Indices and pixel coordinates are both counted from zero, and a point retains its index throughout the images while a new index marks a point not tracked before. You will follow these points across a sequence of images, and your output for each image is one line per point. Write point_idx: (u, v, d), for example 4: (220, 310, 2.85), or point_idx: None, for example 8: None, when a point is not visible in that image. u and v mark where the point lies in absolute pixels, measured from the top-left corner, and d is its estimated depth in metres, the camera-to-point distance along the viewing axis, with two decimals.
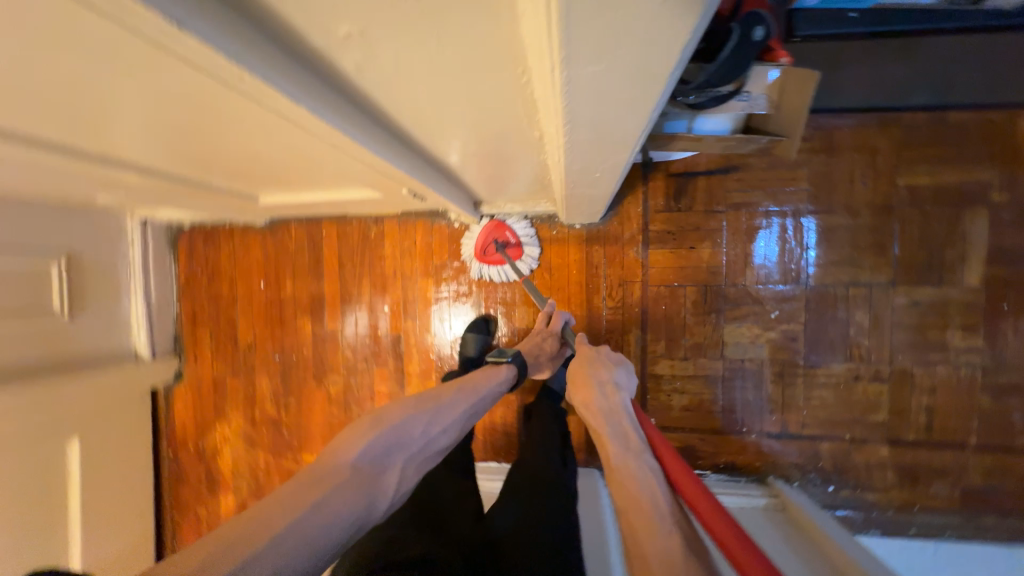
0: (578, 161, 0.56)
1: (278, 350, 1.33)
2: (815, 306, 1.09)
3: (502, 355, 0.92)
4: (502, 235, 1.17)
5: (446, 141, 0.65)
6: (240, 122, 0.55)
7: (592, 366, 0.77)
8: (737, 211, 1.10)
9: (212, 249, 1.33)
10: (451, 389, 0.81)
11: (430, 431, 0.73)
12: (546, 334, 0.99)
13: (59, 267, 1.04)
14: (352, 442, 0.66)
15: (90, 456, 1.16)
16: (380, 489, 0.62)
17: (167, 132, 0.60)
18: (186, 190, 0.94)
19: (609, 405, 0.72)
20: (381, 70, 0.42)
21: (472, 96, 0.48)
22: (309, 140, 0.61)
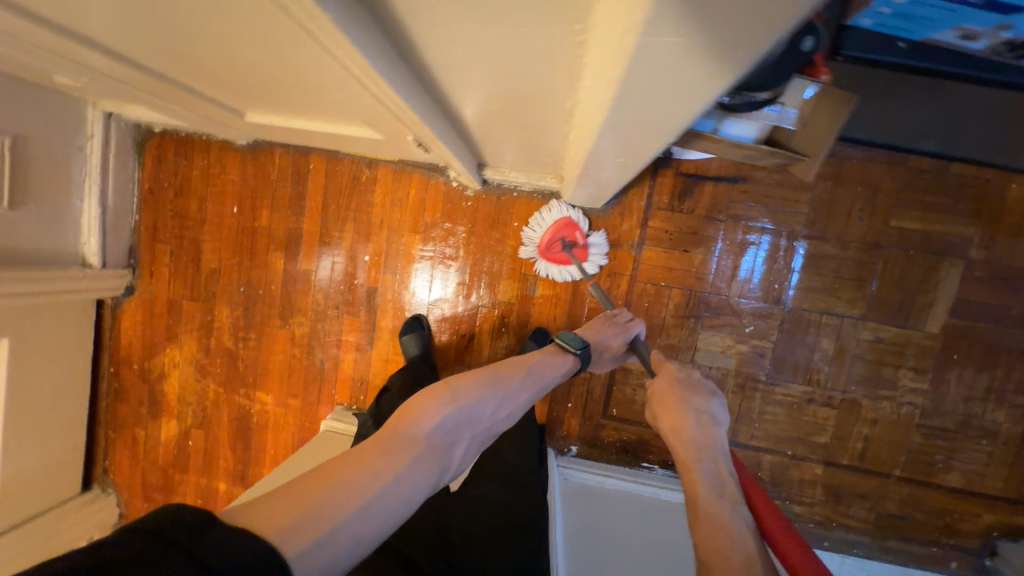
0: (611, 140, 0.53)
1: (244, 282, 1.25)
2: (788, 327, 1.12)
3: (571, 342, 0.87)
4: (572, 234, 1.12)
5: (469, 92, 0.60)
6: (244, 21, 0.48)
7: (690, 392, 0.73)
8: (736, 223, 1.10)
9: (184, 162, 1.22)
10: (523, 369, 0.78)
11: (497, 414, 0.71)
12: (622, 329, 0.92)
13: (0, 150, 0.91)
14: (428, 412, 0.64)
15: (19, 359, 1.07)
16: (448, 464, 0.63)
17: (152, 16, 0.52)
18: (159, 88, 0.83)
19: (703, 437, 0.67)
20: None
21: (518, 45, 0.43)
22: (319, 58, 0.55)
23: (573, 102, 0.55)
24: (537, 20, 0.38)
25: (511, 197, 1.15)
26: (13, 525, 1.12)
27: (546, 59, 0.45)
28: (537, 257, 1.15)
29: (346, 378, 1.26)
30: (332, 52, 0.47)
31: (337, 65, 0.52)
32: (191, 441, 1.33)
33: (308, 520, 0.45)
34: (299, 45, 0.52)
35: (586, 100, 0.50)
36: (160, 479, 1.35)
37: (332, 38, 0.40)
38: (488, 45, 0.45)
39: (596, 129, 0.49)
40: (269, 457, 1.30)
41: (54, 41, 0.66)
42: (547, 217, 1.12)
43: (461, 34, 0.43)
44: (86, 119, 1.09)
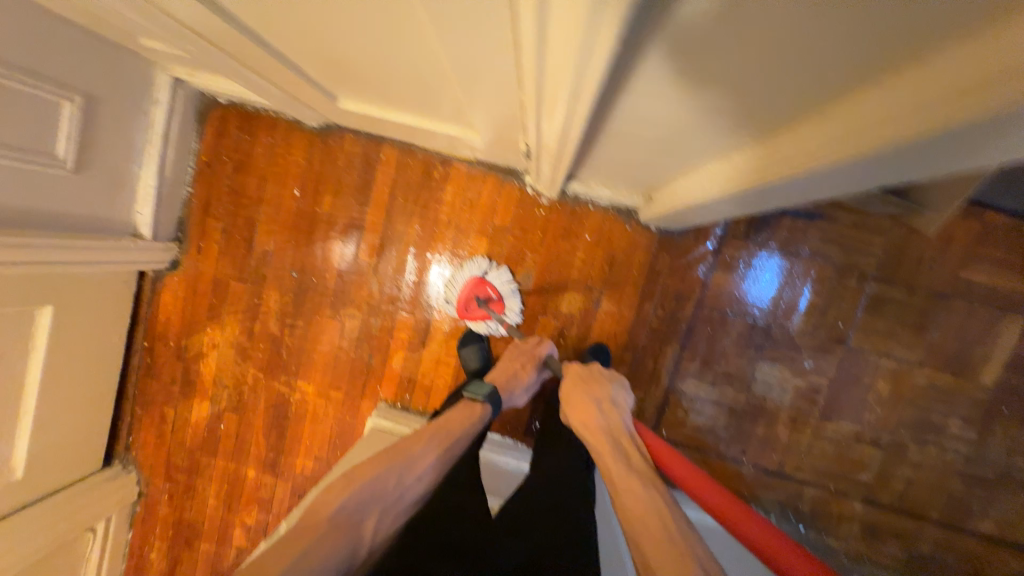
0: (798, 182, 0.51)
1: (296, 267, 1.21)
2: (847, 367, 1.14)
3: (477, 392, 0.94)
4: (484, 291, 1.14)
5: (635, 116, 0.58)
6: (453, 22, 0.45)
7: (587, 386, 0.86)
8: (810, 260, 1.12)
9: (247, 138, 1.17)
10: (426, 434, 0.84)
11: (405, 481, 0.76)
12: (529, 358, 1.02)
13: (68, 108, 0.86)
14: (330, 497, 0.71)
15: (62, 328, 1.02)
16: (358, 540, 0.68)
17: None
18: (265, 68, 0.77)
19: (608, 420, 0.80)
20: (706, 31, 0.35)
21: (754, 89, 0.42)
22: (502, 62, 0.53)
23: (755, 141, 0.54)
24: (811, 71, 0.36)
25: (585, 210, 1.14)
26: (27, 504, 1.06)
27: (770, 103, 0.44)
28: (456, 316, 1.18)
29: (393, 375, 1.23)
30: (546, 62, 0.45)
31: (528, 77, 0.50)
32: (223, 426, 1.28)
33: None
34: (493, 46, 0.49)
35: (787, 146, 0.48)
36: (185, 461, 1.31)
37: (586, 58, 0.38)
38: (717, 85, 0.43)
39: (797, 176, 0.48)
40: (304, 448, 1.27)
41: (181, 12, 0.62)
42: (456, 280, 1.15)
43: (698, 71, 0.41)
44: (154, 84, 1.05)
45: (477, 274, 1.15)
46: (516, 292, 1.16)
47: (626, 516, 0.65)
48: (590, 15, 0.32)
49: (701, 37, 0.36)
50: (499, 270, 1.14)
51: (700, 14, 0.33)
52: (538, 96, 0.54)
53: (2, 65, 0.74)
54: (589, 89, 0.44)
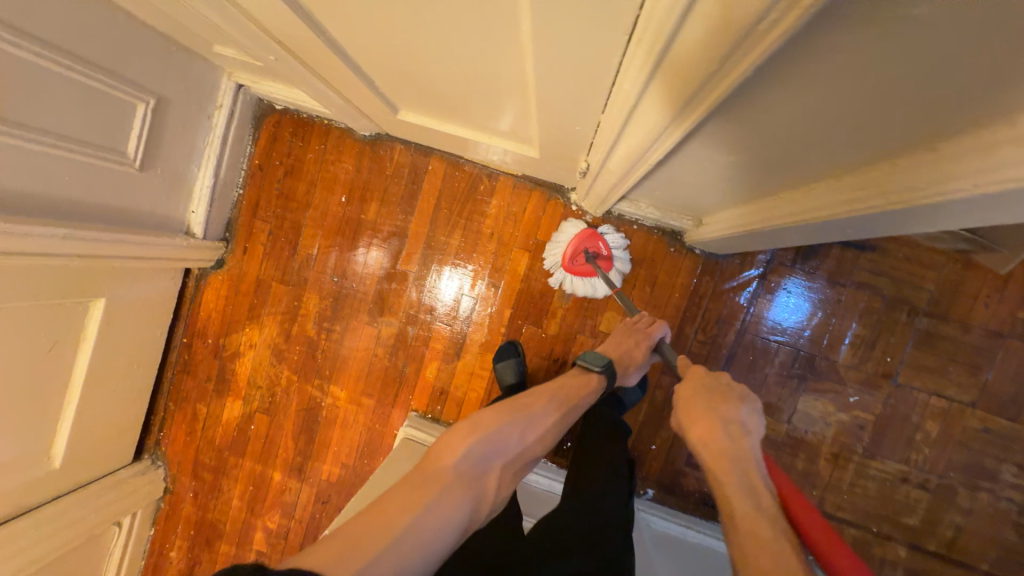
0: (896, 213, 0.50)
1: (337, 272, 1.22)
2: (894, 403, 1.10)
3: (594, 362, 0.87)
4: (597, 247, 1.10)
5: (716, 143, 0.58)
6: (554, 39, 0.46)
7: (711, 401, 0.71)
8: (858, 291, 1.10)
9: (300, 143, 1.20)
10: (544, 397, 0.78)
11: (524, 439, 0.72)
12: (642, 336, 0.95)
13: (142, 108, 0.90)
14: (453, 445, 0.66)
15: (110, 320, 1.04)
16: (483, 492, 0.63)
17: (439, 17, 0.50)
18: (338, 77, 0.79)
19: (737, 449, 0.65)
20: (843, 58, 0.34)
21: (870, 117, 0.41)
22: (594, 81, 0.53)
23: (851, 168, 0.53)
24: (943, 103, 0.36)
25: (630, 229, 1.14)
26: (54, 497, 1.06)
27: (882, 132, 0.43)
28: (557, 268, 1.13)
29: (426, 385, 1.22)
30: (654, 79, 0.45)
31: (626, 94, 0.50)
32: (253, 425, 1.29)
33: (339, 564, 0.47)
34: (591, 66, 0.50)
35: (897, 174, 0.47)
36: (212, 459, 1.31)
37: (716, 72, 0.37)
38: (830, 112, 0.42)
39: (904, 205, 0.47)
40: (332, 454, 1.26)
41: (272, 20, 0.64)
42: (567, 232, 1.10)
43: (814, 98, 0.41)
44: (220, 88, 1.08)
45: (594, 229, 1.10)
46: (626, 256, 1.12)
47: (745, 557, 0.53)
48: (747, 24, 0.31)
49: (826, 63, 0.36)
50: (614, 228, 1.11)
51: (835, 38, 0.33)
52: (629, 114, 0.54)
53: (88, 64, 0.77)
54: (699, 108, 0.44)
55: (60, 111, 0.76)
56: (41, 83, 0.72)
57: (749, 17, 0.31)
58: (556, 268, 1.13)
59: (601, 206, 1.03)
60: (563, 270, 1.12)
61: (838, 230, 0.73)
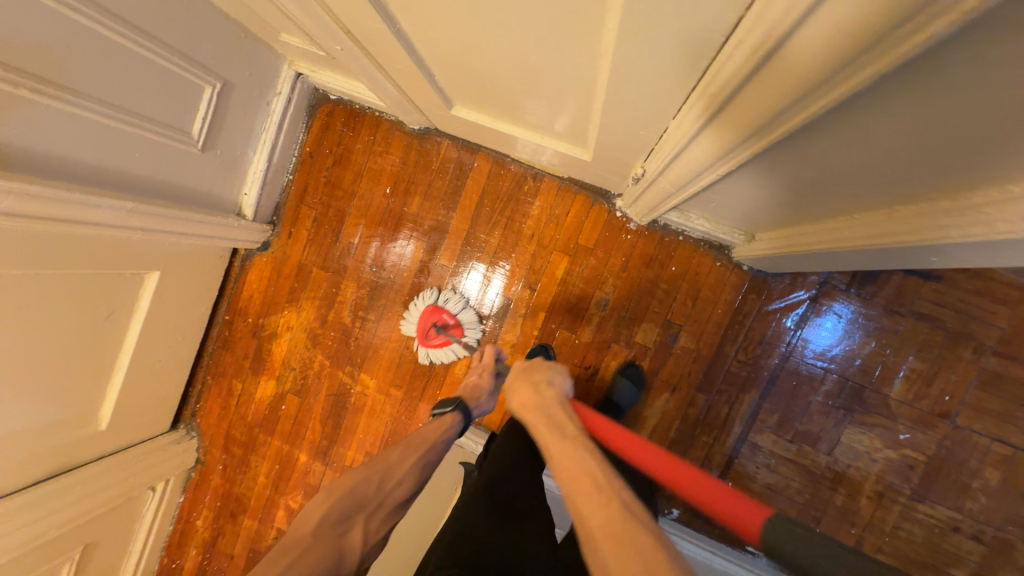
0: (1004, 243, 0.46)
1: (375, 263, 1.24)
2: (950, 445, 1.03)
3: (443, 407, 0.89)
4: (439, 317, 1.18)
5: (795, 158, 0.55)
6: (640, 43, 0.44)
7: (526, 374, 0.80)
8: (918, 322, 1.03)
9: (351, 133, 1.22)
10: (399, 444, 0.79)
11: (385, 485, 0.72)
12: (484, 366, 0.99)
13: (209, 92, 0.93)
14: (311, 510, 0.67)
15: (161, 293, 1.08)
16: (345, 549, 0.65)
17: (519, 10, 0.49)
18: (400, 70, 0.79)
19: (544, 399, 0.73)
20: (968, 78, 0.32)
21: (992, 140, 0.37)
22: (672, 87, 0.51)
23: (949, 193, 0.49)
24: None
25: (674, 240, 1.11)
26: (98, 457, 1.11)
27: (994, 156, 0.40)
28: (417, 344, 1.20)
29: (454, 381, 1.22)
30: (747, 88, 0.42)
31: (709, 101, 0.47)
32: (284, 406, 1.32)
33: None
34: (675, 71, 0.47)
35: (1012, 203, 0.43)
36: (243, 434, 1.35)
37: (828, 81, 0.35)
38: (933, 134, 0.40)
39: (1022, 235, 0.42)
40: (356, 440, 1.27)
41: (347, 9, 0.64)
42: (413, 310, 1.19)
43: (927, 118, 0.38)
44: (280, 76, 1.12)
45: (430, 303, 1.19)
46: (472, 317, 1.18)
47: (561, 480, 0.57)
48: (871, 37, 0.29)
49: (941, 85, 0.33)
50: (456, 299, 1.18)
51: (955, 60, 0.31)
52: (702, 125, 0.52)
53: (164, 47, 0.81)
54: (794, 121, 0.41)
55: (136, 89, 0.80)
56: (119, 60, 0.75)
57: (878, 29, 0.29)
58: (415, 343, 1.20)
59: (646, 213, 1.00)
60: (421, 347, 1.19)
61: (916, 259, 0.68)
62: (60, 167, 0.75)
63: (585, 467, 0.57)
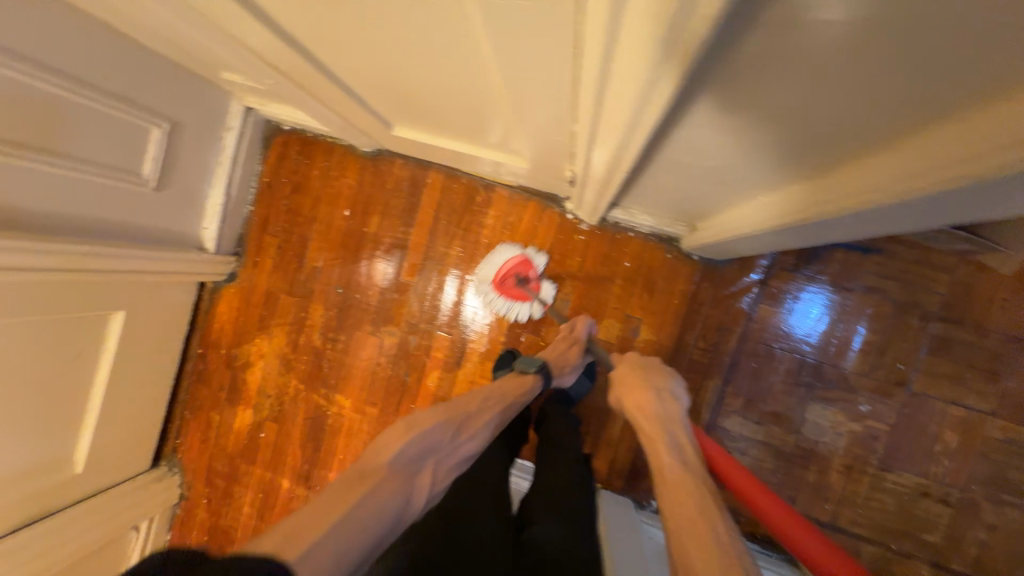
0: (854, 219, 0.49)
1: (341, 284, 1.26)
2: (909, 413, 1.05)
3: (529, 364, 0.96)
4: (525, 269, 1.14)
5: (687, 148, 0.58)
6: (515, 58, 0.48)
7: (648, 377, 0.85)
8: (866, 295, 1.06)
9: (306, 161, 1.26)
10: (478, 399, 0.83)
11: (459, 438, 0.74)
12: (573, 341, 1.05)
13: (157, 133, 0.96)
14: (388, 444, 0.65)
15: (128, 332, 1.09)
16: (413, 491, 0.62)
17: (406, 36, 0.52)
18: (332, 98, 0.83)
19: (666, 411, 0.77)
20: (773, 68, 0.35)
21: (819, 122, 0.41)
22: (558, 96, 0.54)
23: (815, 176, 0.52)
24: (885, 108, 0.34)
25: (626, 236, 1.14)
26: (75, 501, 1.11)
27: (826, 138, 0.43)
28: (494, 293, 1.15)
29: (428, 393, 1.24)
30: (607, 96, 0.45)
31: (586, 109, 0.50)
32: (262, 434, 1.33)
33: (283, 547, 0.44)
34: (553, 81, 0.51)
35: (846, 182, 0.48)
36: (225, 466, 1.35)
37: None
38: (778, 116, 0.42)
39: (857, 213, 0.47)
40: (337, 461, 1.28)
41: (263, 46, 0.67)
42: (502, 253, 1.14)
43: (767, 104, 0.40)
44: (229, 112, 1.15)
45: (520, 254, 1.14)
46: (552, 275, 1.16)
47: (665, 500, 0.61)
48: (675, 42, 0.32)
49: (752, 73, 0.36)
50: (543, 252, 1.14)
51: (756, 52, 0.33)
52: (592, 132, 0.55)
53: (107, 94, 0.84)
54: (643, 128, 0.44)
55: (81, 137, 0.83)
56: (61, 111, 0.78)
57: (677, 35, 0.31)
58: (486, 286, 1.16)
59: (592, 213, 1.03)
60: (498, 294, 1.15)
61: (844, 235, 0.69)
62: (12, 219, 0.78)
63: (689, 495, 0.59)
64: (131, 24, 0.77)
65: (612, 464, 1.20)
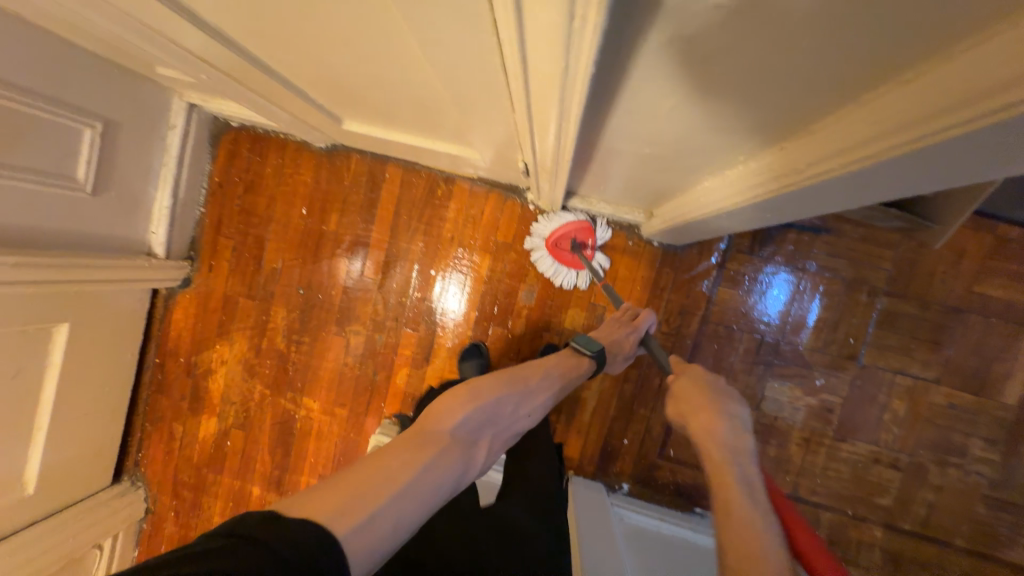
0: (790, 196, 0.51)
1: (303, 284, 1.23)
2: (860, 385, 1.10)
3: (585, 346, 0.90)
4: (585, 237, 1.11)
5: (626, 136, 0.58)
6: (441, 48, 0.47)
7: (720, 395, 0.76)
8: (818, 274, 1.10)
9: (258, 159, 1.21)
10: (539, 372, 0.82)
11: (518, 412, 0.75)
12: (631, 328, 0.95)
13: (91, 134, 0.91)
14: (453, 408, 0.68)
15: (74, 344, 1.04)
16: (471, 460, 0.64)
17: (331, 26, 0.50)
18: (273, 93, 0.80)
19: (736, 441, 0.70)
20: (685, 46, 0.35)
21: (743, 100, 0.41)
22: (491, 84, 0.53)
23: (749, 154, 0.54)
24: (817, 74, 0.35)
25: None
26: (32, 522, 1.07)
27: (752, 115, 0.44)
28: (548, 256, 1.13)
29: (397, 390, 1.23)
30: (532, 85, 0.44)
31: (519, 100, 0.50)
32: (229, 441, 1.29)
33: (357, 501, 0.48)
34: (484, 71, 0.50)
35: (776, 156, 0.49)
36: (191, 477, 1.32)
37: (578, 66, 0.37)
38: (699, 98, 0.43)
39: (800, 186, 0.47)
40: (308, 465, 1.26)
41: (189, 39, 0.64)
42: (566, 215, 1.10)
43: (696, 83, 0.40)
44: (172, 109, 1.10)
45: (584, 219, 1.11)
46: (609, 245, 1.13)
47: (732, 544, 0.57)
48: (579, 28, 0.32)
49: (668, 52, 0.36)
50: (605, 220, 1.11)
51: (664, 28, 0.33)
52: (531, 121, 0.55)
53: (30, 94, 0.79)
54: (574, 109, 0.43)
55: (4, 141, 0.77)
56: None
57: None
58: (539, 245, 1.12)
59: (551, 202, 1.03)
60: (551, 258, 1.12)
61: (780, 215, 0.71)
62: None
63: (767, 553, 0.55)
64: (45, 18, 0.72)
65: (584, 451, 1.22)
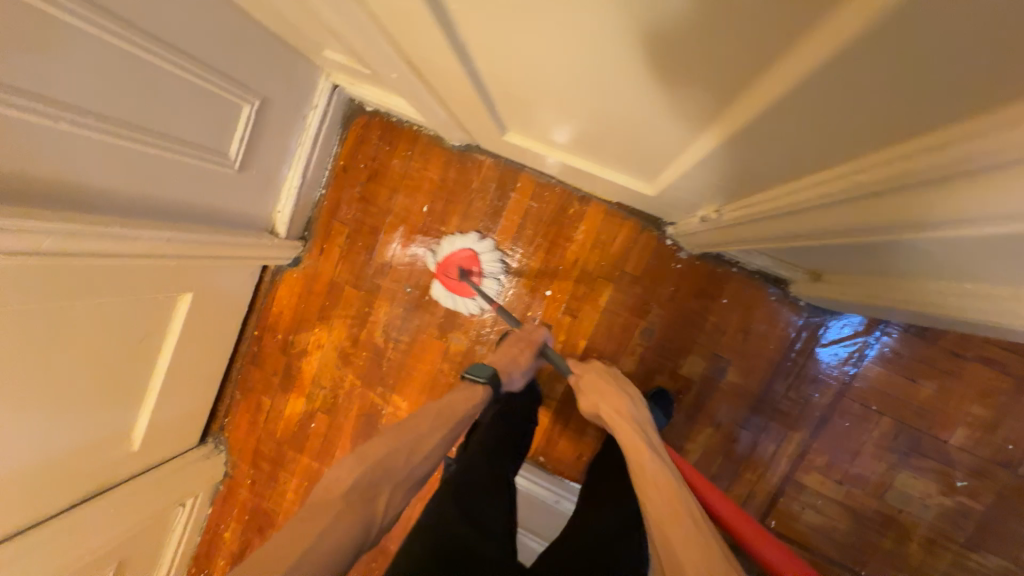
0: None
1: (411, 283, 1.20)
2: (1009, 496, 0.99)
3: (478, 375, 0.85)
4: (470, 264, 1.13)
5: (897, 248, 0.49)
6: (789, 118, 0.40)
7: (609, 382, 0.86)
8: (985, 367, 0.98)
9: (387, 147, 1.17)
10: (430, 413, 0.77)
11: (414, 457, 0.70)
12: (527, 343, 0.94)
13: (248, 111, 0.89)
14: (342, 473, 0.65)
15: (194, 313, 1.05)
16: (368, 522, 0.61)
17: (648, 59, 0.43)
18: (458, 99, 0.75)
19: (638, 414, 0.80)
20: None
21: None
22: (804, 151, 0.45)
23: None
24: None
25: (727, 272, 1.06)
26: (132, 476, 1.10)
27: None
28: (441, 289, 1.16)
29: None
30: (905, 185, 0.37)
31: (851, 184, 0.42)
32: (314, 423, 1.29)
33: None
34: (814, 142, 0.42)
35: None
36: (272, 450, 1.33)
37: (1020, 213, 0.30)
38: None
39: None
40: None
41: (417, 45, 0.60)
42: (449, 244, 1.14)
43: None
44: (317, 88, 1.07)
45: (468, 248, 1.13)
46: (496, 265, 1.13)
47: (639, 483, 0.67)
48: None
49: None
50: (491, 251, 1.13)
51: None
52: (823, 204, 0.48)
53: (207, 68, 0.77)
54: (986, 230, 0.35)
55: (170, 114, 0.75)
56: (151, 81, 0.70)
57: None
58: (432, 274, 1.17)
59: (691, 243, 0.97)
60: (445, 289, 1.15)
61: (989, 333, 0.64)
62: (75, 196, 0.70)
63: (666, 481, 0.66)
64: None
65: None
